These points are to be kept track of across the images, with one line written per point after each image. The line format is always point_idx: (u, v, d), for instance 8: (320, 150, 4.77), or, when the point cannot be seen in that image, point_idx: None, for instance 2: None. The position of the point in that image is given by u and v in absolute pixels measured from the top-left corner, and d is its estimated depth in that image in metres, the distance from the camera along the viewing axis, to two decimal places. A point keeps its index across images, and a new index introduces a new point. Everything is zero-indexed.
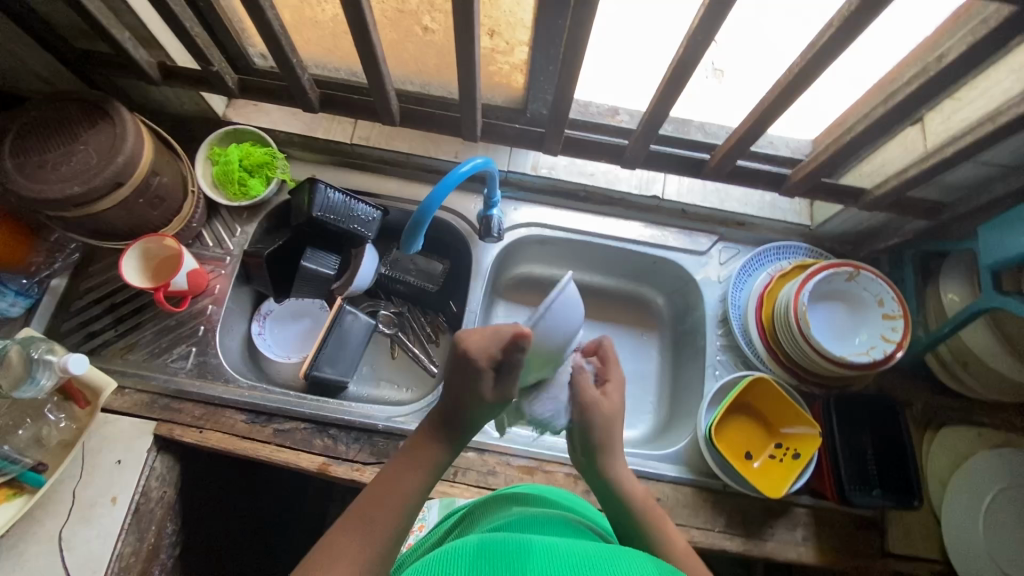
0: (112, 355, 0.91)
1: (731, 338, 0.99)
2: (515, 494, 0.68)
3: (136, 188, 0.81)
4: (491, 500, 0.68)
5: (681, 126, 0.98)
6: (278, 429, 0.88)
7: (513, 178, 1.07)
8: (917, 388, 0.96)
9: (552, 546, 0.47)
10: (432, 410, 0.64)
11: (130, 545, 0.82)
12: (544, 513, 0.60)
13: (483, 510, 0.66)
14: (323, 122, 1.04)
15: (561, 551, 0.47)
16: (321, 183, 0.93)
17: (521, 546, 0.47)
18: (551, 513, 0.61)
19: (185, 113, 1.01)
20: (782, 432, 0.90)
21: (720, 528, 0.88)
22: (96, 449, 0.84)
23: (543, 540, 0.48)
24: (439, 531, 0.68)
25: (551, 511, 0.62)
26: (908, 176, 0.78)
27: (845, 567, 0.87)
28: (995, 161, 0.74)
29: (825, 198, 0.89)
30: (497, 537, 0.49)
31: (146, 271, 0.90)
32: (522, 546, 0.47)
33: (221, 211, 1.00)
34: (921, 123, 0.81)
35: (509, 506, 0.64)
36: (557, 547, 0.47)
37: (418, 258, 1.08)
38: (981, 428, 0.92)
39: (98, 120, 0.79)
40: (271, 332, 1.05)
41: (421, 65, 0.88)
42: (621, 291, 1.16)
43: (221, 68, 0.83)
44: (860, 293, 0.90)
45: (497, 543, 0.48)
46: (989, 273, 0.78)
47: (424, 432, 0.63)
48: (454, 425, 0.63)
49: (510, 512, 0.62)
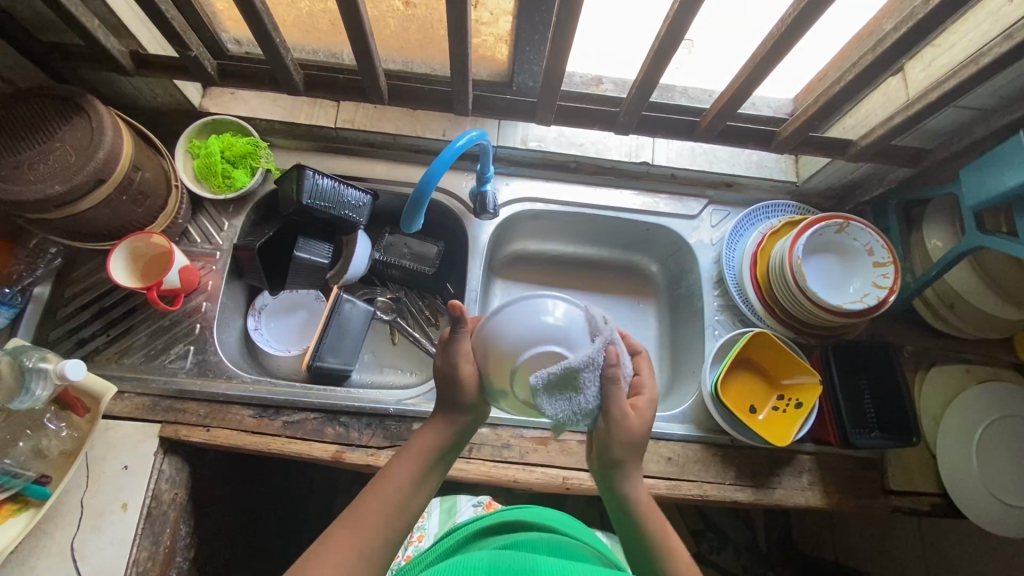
0: (106, 360, 0.89)
1: (727, 297, 1.01)
2: (521, 517, 0.68)
3: (118, 185, 0.78)
4: (499, 518, 0.68)
5: (665, 92, 0.99)
6: (287, 421, 0.87)
7: (504, 153, 1.06)
8: (906, 332, 1.00)
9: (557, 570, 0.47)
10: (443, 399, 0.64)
11: (146, 550, 0.80)
12: (543, 538, 0.60)
13: (487, 531, 0.66)
14: (305, 106, 1.01)
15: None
16: (309, 170, 0.91)
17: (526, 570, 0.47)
18: (556, 537, 0.62)
19: (159, 106, 0.98)
20: (783, 384, 0.93)
21: (730, 480, 0.90)
22: (101, 457, 0.82)
23: (549, 565, 0.48)
24: (449, 537, 0.68)
25: (556, 536, 0.63)
26: (893, 125, 0.80)
27: (850, 506, 0.91)
28: (975, 104, 0.77)
29: (812, 152, 0.91)
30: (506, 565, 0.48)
31: (134, 271, 0.88)
32: (528, 570, 0.47)
33: (205, 206, 0.98)
34: (902, 72, 0.83)
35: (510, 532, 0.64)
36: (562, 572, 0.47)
37: (411, 241, 1.07)
38: (969, 365, 0.97)
39: (73, 116, 0.76)
40: (267, 326, 1.04)
41: (405, 41, 0.87)
42: (615, 261, 1.17)
43: (199, 53, 0.80)
44: (850, 244, 0.92)
45: (503, 566, 0.48)
46: (972, 214, 0.81)
47: (433, 421, 0.64)
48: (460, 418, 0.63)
49: (512, 536, 0.61)
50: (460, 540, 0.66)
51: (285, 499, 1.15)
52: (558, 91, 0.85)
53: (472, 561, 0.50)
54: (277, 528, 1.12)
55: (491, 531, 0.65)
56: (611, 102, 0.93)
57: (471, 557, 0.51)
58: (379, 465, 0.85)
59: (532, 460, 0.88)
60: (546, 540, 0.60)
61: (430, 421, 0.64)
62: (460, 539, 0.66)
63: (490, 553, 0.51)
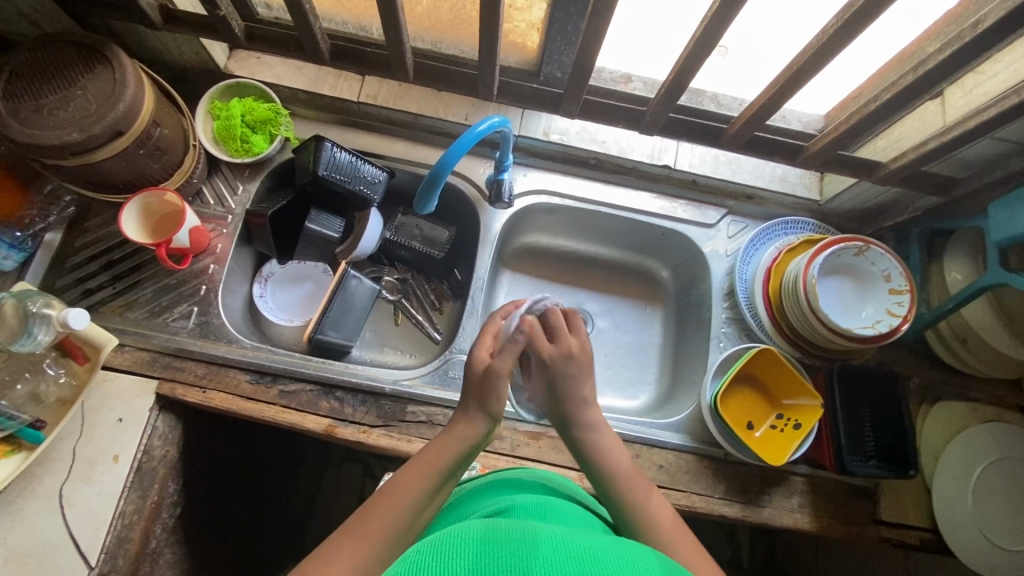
0: (110, 312, 0.89)
1: (736, 310, 1.00)
2: (516, 478, 0.68)
3: (136, 138, 0.78)
4: (489, 481, 0.67)
5: (695, 97, 0.96)
6: (283, 390, 0.87)
7: (525, 143, 1.04)
8: (914, 364, 0.98)
9: (554, 539, 0.46)
10: (455, 429, 0.64)
11: (132, 503, 0.81)
12: (540, 502, 0.60)
13: (476, 494, 0.66)
14: (328, 78, 1.00)
15: (563, 546, 0.45)
16: (327, 142, 0.90)
17: (521, 539, 0.46)
18: (549, 501, 0.62)
19: (184, 63, 0.97)
20: (783, 403, 0.92)
21: (720, 494, 0.90)
22: (97, 408, 0.83)
23: (547, 534, 0.47)
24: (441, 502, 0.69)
25: (553, 500, 0.63)
26: (926, 150, 0.78)
27: (837, 533, 0.90)
28: (1012, 138, 0.74)
29: (839, 171, 0.89)
30: (500, 530, 0.47)
31: (146, 227, 0.88)
32: (525, 539, 0.46)
33: (221, 167, 0.97)
34: (941, 97, 0.81)
35: (504, 492, 0.64)
36: (559, 541, 0.46)
37: (423, 223, 1.06)
38: (976, 403, 0.95)
39: (96, 65, 0.75)
40: (272, 294, 1.04)
41: (435, 20, 0.85)
42: (625, 264, 1.16)
43: (227, 13, 0.79)
44: (868, 268, 0.91)
45: (497, 534, 0.46)
46: (996, 249, 0.79)
47: (443, 442, 0.63)
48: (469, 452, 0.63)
49: (507, 498, 0.61)
50: (448, 507, 0.66)
51: (272, 467, 1.16)
52: (587, 83, 0.83)
53: (466, 530, 0.48)
54: (263, 496, 1.13)
55: (478, 494, 0.65)
56: (639, 101, 0.91)
57: (465, 526, 0.50)
58: (370, 444, 0.85)
59: (522, 453, 0.88)
60: (540, 506, 0.59)
61: (435, 442, 0.63)
62: (450, 506, 0.66)
63: (485, 521, 0.50)
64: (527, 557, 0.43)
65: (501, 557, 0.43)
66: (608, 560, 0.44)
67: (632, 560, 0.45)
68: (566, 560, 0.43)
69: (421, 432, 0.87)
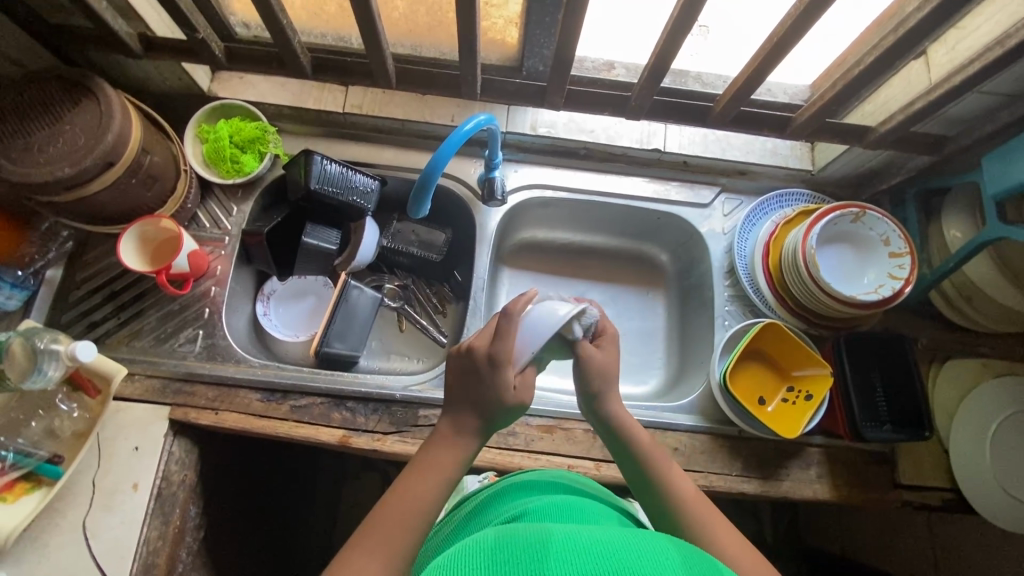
0: (117, 343, 0.90)
1: (738, 287, 1.00)
2: (530, 479, 0.68)
3: (127, 168, 0.79)
4: (507, 484, 0.68)
5: (679, 78, 0.96)
6: (295, 405, 0.88)
7: (513, 139, 1.04)
8: (920, 326, 0.98)
9: (571, 537, 0.46)
10: (447, 419, 0.62)
11: (155, 530, 0.81)
12: (556, 500, 0.60)
13: (496, 496, 0.66)
14: (313, 91, 1.00)
15: (579, 544, 0.45)
16: (317, 155, 0.90)
17: (536, 542, 0.46)
18: (566, 499, 0.62)
19: (168, 89, 0.98)
20: (793, 375, 0.92)
21: (737, 472, 0.90)
22: (111, 438, 0.83)
23: (563, 533, 0.47)
24: (461, 510, 0.69)
25: (570, 497, 0.62)
26: (914, 110, 0.78)
27: (857, 500, 0.90)
28: (999, 90, 0.74)
29: (829, 139, 0.89)
30: (516, 537, 0.47)
31: (144, 255, 0.88)
32: (540, 542, 0.45)
33: (214, 191, 0.98)
34: (925, 56, 0.80)
35: (522, 493, 0.64)
36: (575, 540, 0.46)
37: (419, 228, 1.06)
38: (986, 359, 0.95)
39: (82, 98, 0.76)
40: (276, 312, 1.04)
41: (413, 24, 0.85)
42: (623, 251, 1.16)
43: (206, 35, 0.79)
44: (866, 234, 0.90)
45: (512, 540, 0.46)
46: (994, 204, 0.79)
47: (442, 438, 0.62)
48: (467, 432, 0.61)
49: (524, 500, 0.61)
50: (472, 510, 0.66)
51: (290, 482, 1.16)
52: (569, 74, 0.83)
53: (482, 541, 0.48)
54: (283, 512, 1.13)
55: (497, 495, 0.66)
56: (623, 87, 0.90)
57: (478, 536, 0.50)
58: (386, 451, 0.86)
59: (537, 448, 0.88)
60: (557, 503, 0.59)
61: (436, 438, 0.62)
62: (467, 515, 0.66)
63: (500, 528, 0.50)
64: (546, 560, 0.43)
65: (520, 564, 0.43)
66: (626, 553, 0.44)
67: (649, 552, 0.45)
68: (584, 557, 0.43)
69: None
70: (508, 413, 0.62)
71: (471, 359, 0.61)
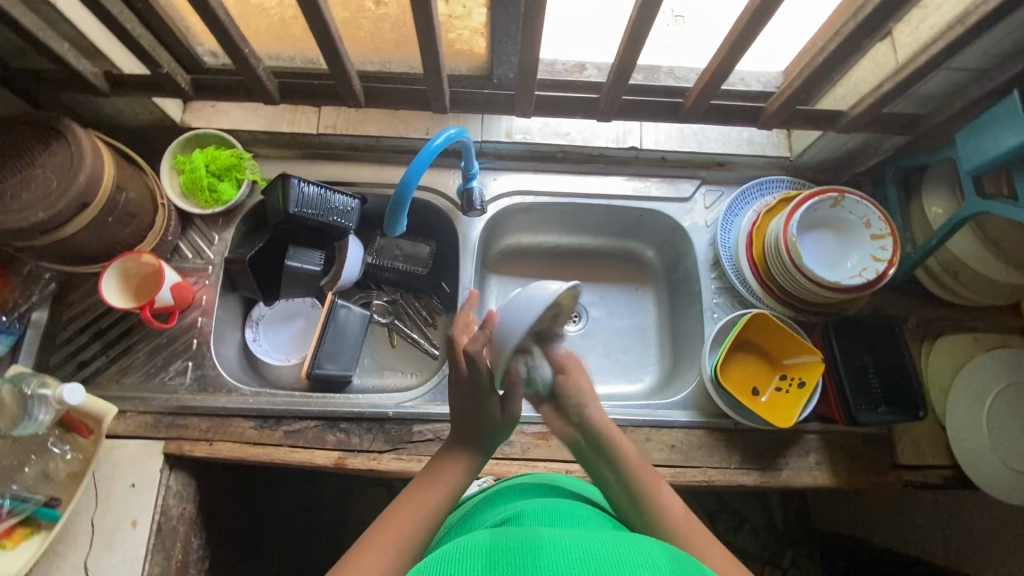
0: (107, 381, 0.90)
1: (725, 279, 1.00)
2: (523, 482, 0.68)
3: (103, 207, 0.79)
4: (505, 486, 0.68)
5: (651, 73, 0.96)
6: (288, 430, 0.88)
7: (490, 148, 1.04)
8: (909, 304, 0.98)
9: (562, 541, 0.46)
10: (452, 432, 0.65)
11: (158, 565, 0.81)
12: (550, 504, 0.60)
13: (491, 499, 0.66)
14: (286, 115, 1.01)
15: (567, 548, 0.45)
16: (294, 179, 0.90)
17: (525, 545, 0.45)
18: (560, 504, 0.61)
19: (141, 123, 0.98)
20: (785, 364, 0.92)
21: (736, 464, 0.90)
22: (108, 476, 0.84)
23: (552, 537, 0.47)
24: (452, 518, 0.69)
25: (564, 501, 0.62)
26: (883, 92, 0.78)
27: (858, 483, 0.90)
28: (965, 66, 0.74)
29: (803, 126, 0.89)
30: (506, 540, 0.47)
31: (128, 291, 0.88)
32: (528, 546, 0.45)
33: (194, 221, 0.98)
34: (890, 37, 0.80)
35: (516, 495, 0.64)
36: (563, 544, 0.46)
37: (402, 242, 1.07)
38: (977, 334, 0.95)
39: (52, 141, 0.76)
40: (266, 336, 1.04)
41: (378, 42, 0.85)
42: (610, 250, 1.16)
43: (170, 69, 0.79)
44: (846, 218, 0.90)
45: (501, 543, 0.47)
46: (971, 178, 0.79)
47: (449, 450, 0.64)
48: (474, 441, 0.64)
49: (518, 503, 0.61)
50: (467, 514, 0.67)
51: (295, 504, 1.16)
52: (536, 80, 0.83)
53: (473, 543, 0.48)
54: (289, 535, 1.13)
55: (491, 499, 0.66)
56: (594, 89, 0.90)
57: (469, 537, 0.50)
58: (382, 470, 0.86)
59: (534, 455, 0.88)
60: (550, 508, 0.59)
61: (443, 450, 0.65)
62: (462, 517, 0.66)
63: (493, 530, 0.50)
64: (533, 565, 0.43)
65: (507, 567, 0.43)
66: (614, 557, 0.44)
67: (638, 557, 0.44)
68: (571, 563, 0.43)
69: (432, 450, 0.87)
70: (497, 431, 0.67)
71: (453, 379, 0.64)
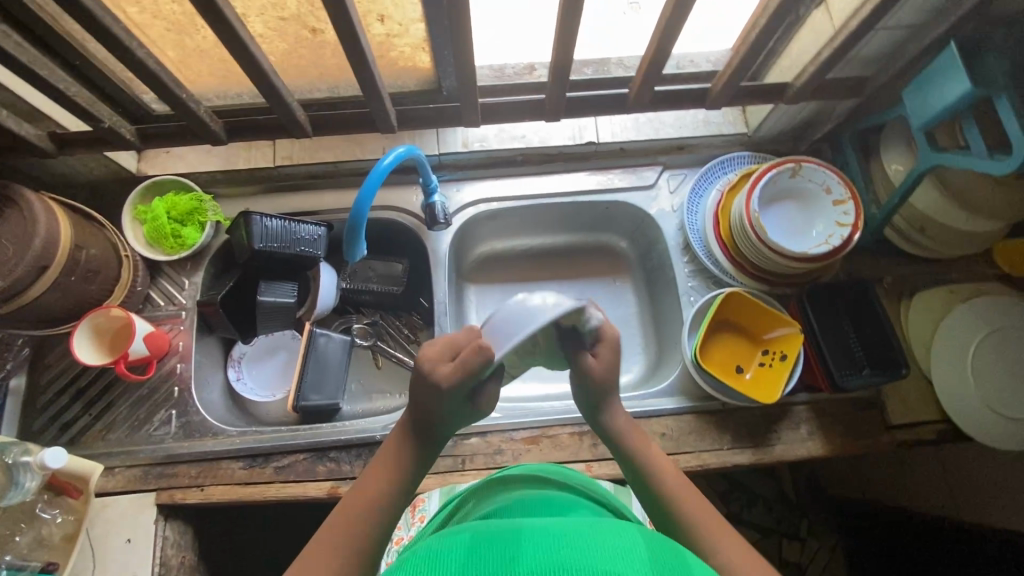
0: (91, 440, 0.89)
1: (697, 261, 1.00)
2: (511, 477, 0.67)
3: (64, 267, 0.78)
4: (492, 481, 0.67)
5: (600, 66, 0.93)
6: (277, 467, 0.88)
7: (448, 160, 1.05)
8: (883, 264, 0.98)
9: (543, 530, 0.44)
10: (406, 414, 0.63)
11: None
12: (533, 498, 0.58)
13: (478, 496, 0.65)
14: (241, 152, 1.01)
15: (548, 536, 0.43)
16: (255, 215, 0.90)
17: (505, 537, 0.43)
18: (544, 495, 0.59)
19: (98, 178, 0.98)
20: (766, 338, 0.92)
21: (728, 445, 0.89)
22: (103, 534, 0.83)
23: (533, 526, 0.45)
24: (435, 520, 0.66)
25: (549, 493, 0.60)
26: (822, 60, 0.78)
27: (851, 449, 0.90)
28: (898, 25, 0.75)
29: (751, 101, 0.90)
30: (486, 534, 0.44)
31: (102, 346, 0.88)
32: (509, 537, 0.43)
33: (163, 268, 0.97)
34: (824, 5, 0.80)
35: (502, 491, 0.63)
36: (544, 531, 0.44)
37: (375, 263, 1.06)
38: (953, 286, 0.95)
39: (5, 207, 0.76)
40: (249, 374, 1.04)
41: (320, 69, 0.85)
42: (583, 245, 1.16)
43: (113, 123, 0.79)
44: (807, 186, 0.91)
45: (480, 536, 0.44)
46: (923, 134, 0.79)
47: (398, 436, 0.63)
48: (426, 429, 0.62)
49: (502, 499, 0.60)
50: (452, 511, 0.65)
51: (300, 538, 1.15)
52: (477, 88, 0.83)
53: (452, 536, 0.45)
54: None
55: (476, 496, 0.65)
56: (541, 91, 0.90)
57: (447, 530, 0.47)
58: None
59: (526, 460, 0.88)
60: (533, 501, 0.57)
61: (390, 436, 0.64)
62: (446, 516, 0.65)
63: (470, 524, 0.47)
64: (515, 555, 0.41)
65: (489, 560, 0.41)
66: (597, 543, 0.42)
67: (618, 543, 0.43)
68: (555, 551, 0.41)
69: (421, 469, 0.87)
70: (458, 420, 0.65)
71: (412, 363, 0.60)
